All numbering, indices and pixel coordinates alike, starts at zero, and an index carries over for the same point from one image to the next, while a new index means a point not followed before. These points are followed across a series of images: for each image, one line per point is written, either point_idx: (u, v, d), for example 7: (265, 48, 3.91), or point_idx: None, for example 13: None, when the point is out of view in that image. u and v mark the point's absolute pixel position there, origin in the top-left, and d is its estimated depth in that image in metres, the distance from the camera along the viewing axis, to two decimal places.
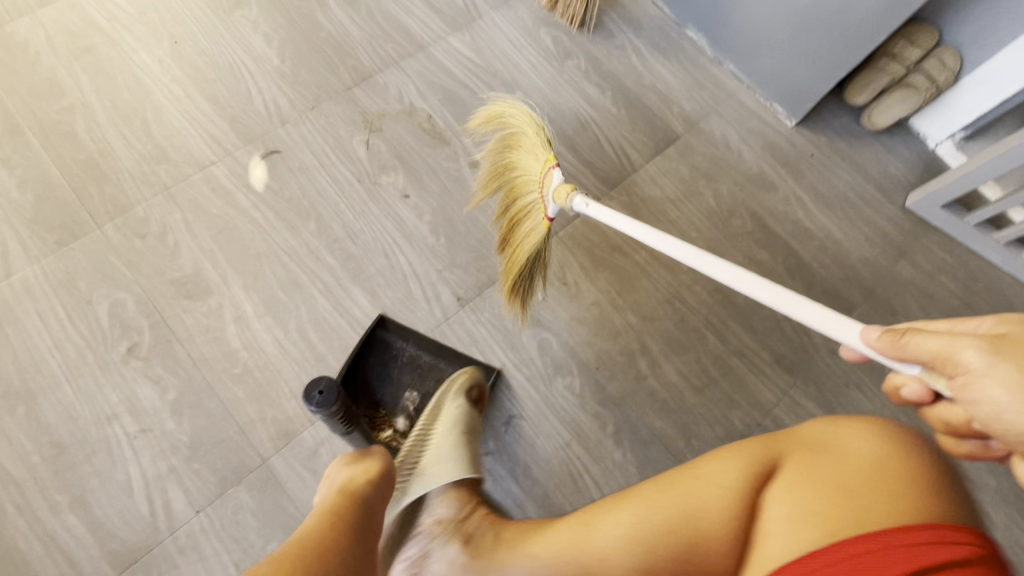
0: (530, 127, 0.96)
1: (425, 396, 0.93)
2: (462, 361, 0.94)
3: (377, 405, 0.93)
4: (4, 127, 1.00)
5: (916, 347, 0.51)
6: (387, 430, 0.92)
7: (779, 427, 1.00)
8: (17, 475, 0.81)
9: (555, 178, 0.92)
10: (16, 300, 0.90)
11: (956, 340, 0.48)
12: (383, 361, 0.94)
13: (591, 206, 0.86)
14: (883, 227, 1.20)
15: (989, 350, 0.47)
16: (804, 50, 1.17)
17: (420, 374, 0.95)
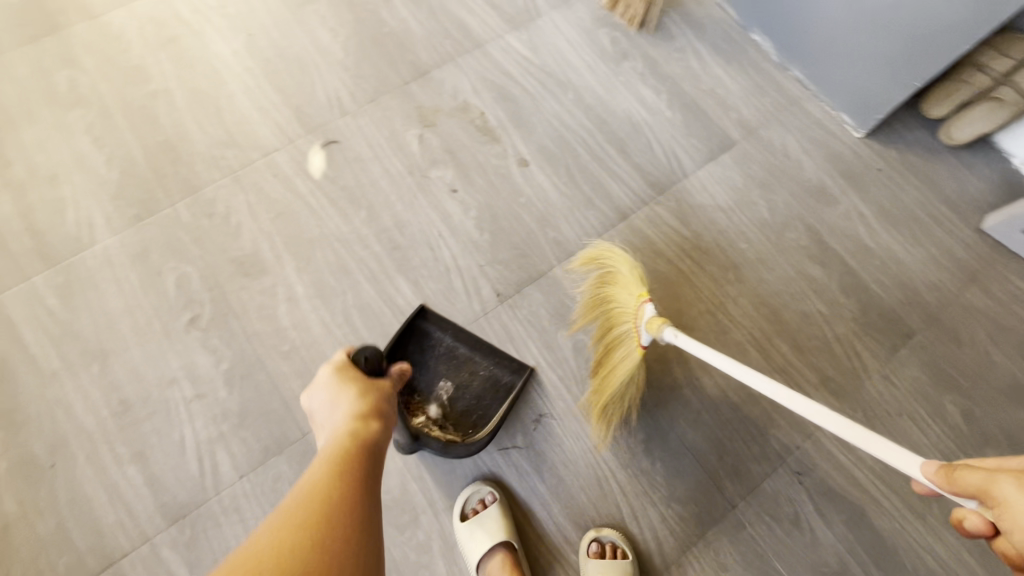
0: (625, 265, 0.93)
1: (460, 386, 0.94)
2: (500, 357, 0.95)
3: (410, 392, 0.94)
4: (97, 108, 1.09)
5: (966, 484, 0.48)
6: (420, 417, 0.93)
7: (820, 452, 0.96)
8: (87, 426, 0.89)
9: (646, 312, 0.87)
10: (97, 267, 0.98)
11: (1002, 479, 0.45)
12: (420, 350, 0.95)
13: (680, 339, 0.82)
14: (955, 250, 1.12)
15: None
16: (876, 59, 1.11)
17: (456, 365, 0.95)
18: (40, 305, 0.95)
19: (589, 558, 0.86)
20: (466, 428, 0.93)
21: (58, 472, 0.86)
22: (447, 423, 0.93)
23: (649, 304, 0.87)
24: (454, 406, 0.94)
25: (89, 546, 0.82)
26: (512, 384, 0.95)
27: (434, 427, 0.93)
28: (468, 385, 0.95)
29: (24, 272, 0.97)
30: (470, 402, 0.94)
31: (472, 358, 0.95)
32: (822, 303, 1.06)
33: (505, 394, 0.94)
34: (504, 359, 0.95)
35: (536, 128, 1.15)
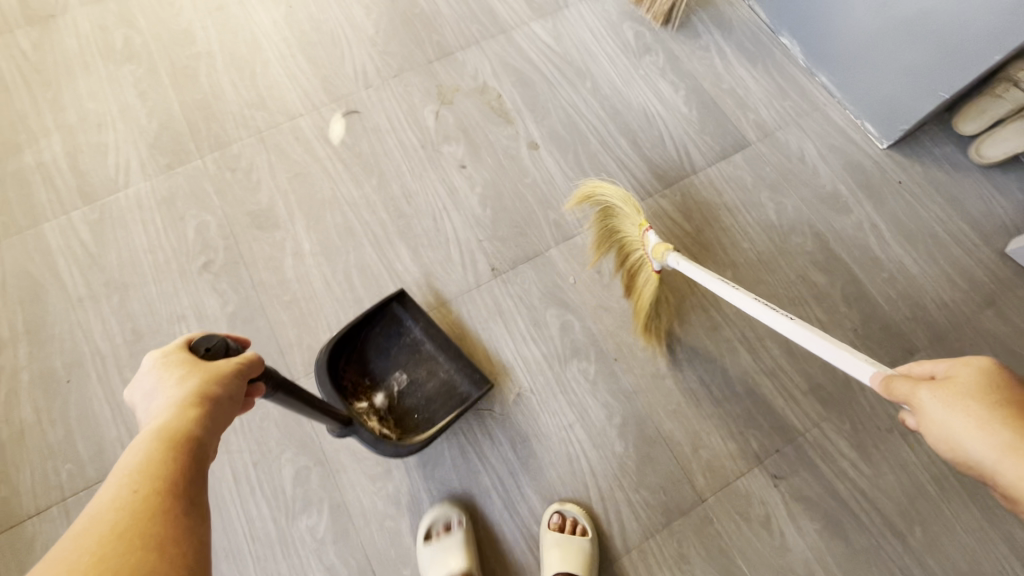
0: (618, 195, 0.96)
1: (412, 384, 0.96)
2: (462, 365, 0.95)
3: (365, 375, 0.97)
4: (145, 65, 1.18)
5: (895, 394, 0.57)
6: (363, 402, 0.95)
7: (801, 457, 0.94)
8: (102, 349, 0.96)
9: (650, 240, 0.92)
10: (128, 207, 1.06)
11: (921, 389, 0.55)
12: (387, 335, 0.98)
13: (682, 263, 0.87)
14: (972, 271, 1.08)
15: (944, 397, 0.53)
16: (903, 68, 1.08)
17: (417, 359, 0.98)
18: (74, 236, 1.04)
19: (549, 529, 0.87)
20: (405, 427, 0.94)
21: (72, 387, 0.94)
22: (388, 416, 0.95)
23: (649, 232, 0.91)
24: (401, 401, 0.96)
25: (90, 457, 0.90)
26: (463, 394, 0.94)
27: (374, 416, 0.95)
28: (421, 384, 0.96)
29: (64, 206, 1.06)
30: (420, 401, 0.96)
31: (435, 358, 0.97)
32: (821, 310, 1.04)
33: (453, 404, 0.94)
34: (465, 369, 0.95)
35: (550, 113, 1.18)
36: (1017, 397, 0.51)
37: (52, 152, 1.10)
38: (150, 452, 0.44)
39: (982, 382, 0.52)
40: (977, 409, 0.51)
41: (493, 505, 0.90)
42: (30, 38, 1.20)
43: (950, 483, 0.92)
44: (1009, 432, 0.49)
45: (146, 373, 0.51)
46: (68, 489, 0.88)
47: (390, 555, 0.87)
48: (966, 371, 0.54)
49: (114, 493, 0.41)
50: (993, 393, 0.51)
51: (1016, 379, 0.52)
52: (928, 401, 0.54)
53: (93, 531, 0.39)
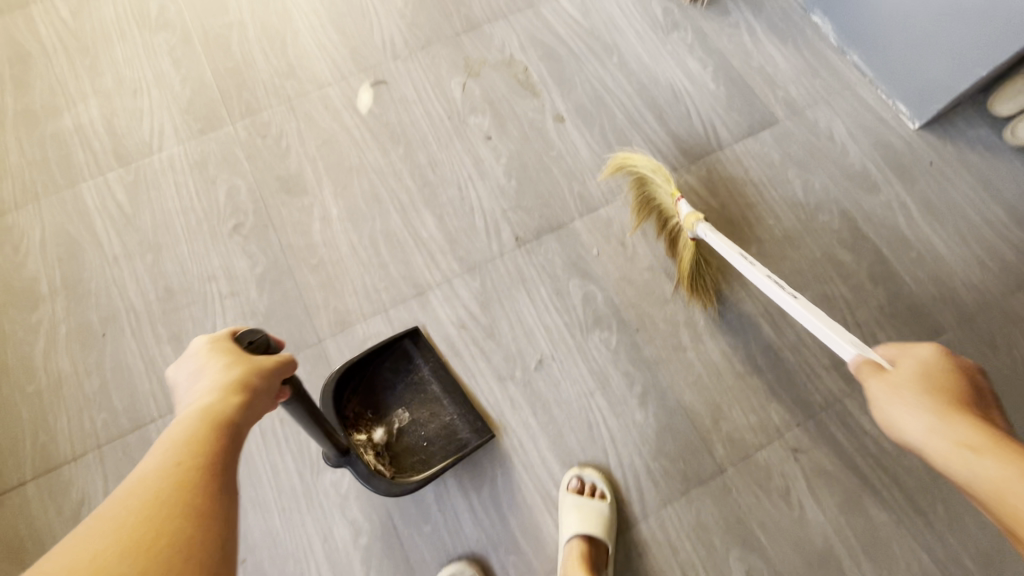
0: (650, 165, 1.02)
1: (413, 422, 0.95)
2: (466, 411, 0.95)
3: (368, 408, 0.95)
4: (179, 34, 1.20)
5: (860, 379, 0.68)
6: (362, 435, 0.93)
7: (822, 432, 0.94)
8: (136, 305, 0.99)
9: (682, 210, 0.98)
10: (162, 170, 1.09)
11: (873, 378, 0.66)
12: (396, 370, 0.97)
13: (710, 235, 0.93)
14: (1005, 253, 1.06)
15: (886, 385, 0.64)
16: (938, 45, 1.06)
17: (421, 398, 0.97)
18: (111, 197, 1.07)
19: (567, 491, 0.88)
20: (399, 467, 0.92)
21: (107, 340, 0.97)
22: (384, 453, 0.93)
23: (682, 201, 0.97)
24: (400, 438, 0.94)
25: (125, 408, 0.93)
26: (462, 440, 0.93)
27: (370, 449, 0.93)
28: (422, 423, 0.95)
29: (101, 168, 1.09)
30: (419, 442, 0.94)
31: (440, 401, 0.96)
32: (847, 288, 1.03)
33: (450, 449, 0.92)
34: (468, 416, 0.94)
35: (577, 87, 1.18)
36: (946, 388, 0.60)
37: (89, 116, 1.13)
38: (194, 428, 0.45)
39: (919, 373, 0.63)
40: (908, 395, 0.61)
41: (513, 467, 0.91)
42: (69, 5, 1.23)
43: None
44: (924, 412, 0.58)
45: (191, 354, 0.53)
46: (103, 437, 0.91)
47: (411, 512, 0.89)
48: (913, 364, 0.64)
49: (160, 462, 0.43)
50: (926, 383, 0.61)
51: (953, 375, 0.62)
52: (875, 390, 0.65)
53: (138, 496, 0.40)
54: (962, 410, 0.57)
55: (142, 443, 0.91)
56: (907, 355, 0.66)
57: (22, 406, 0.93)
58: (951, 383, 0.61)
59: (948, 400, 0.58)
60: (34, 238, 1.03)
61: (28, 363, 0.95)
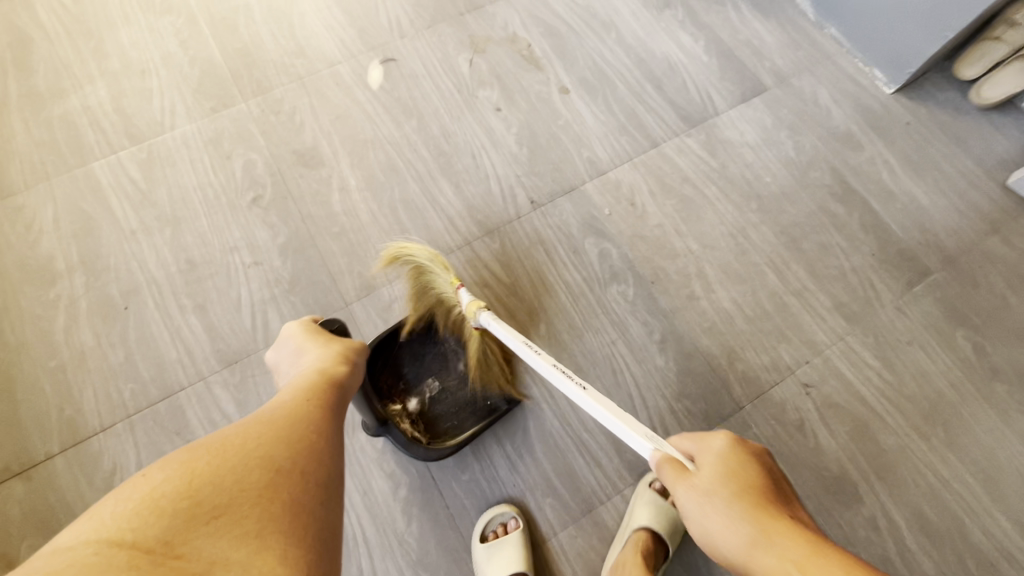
0: (423, 252, 0.92)
1: (443, 392, 0.95)
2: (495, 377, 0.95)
3: (400, 379, 0.95)
4: (184, 16, 1.21)
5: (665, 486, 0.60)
6: (397, 405, 0.93)
7: (829, 368, 1.00)
8: (158, 278, 0.99)
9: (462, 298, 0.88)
10: (175, 147, 1.09)
11: (677, 482, 0.58)
12: (423, 342, 0.97)
13: (492, 323, 0.85)
14: (979, 202, 1.15)
15: (691, 494, 0.57)
16: (909, 13, 1.15)
17: (450, 367, 0.97)
18: (124, 175, 1.07)
19: (645, 487, 0.89)
20: (434, 434, 0.92)
21: (130, 314, 0.97)
22: (419, 422, 0.93)
23: (463, 289, 0.88)
24: (433, 406, 0.94)
25: (153, 377, 0.93)
26: (494, 405, 0.93)
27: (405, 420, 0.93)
28: (453, 392, 0.95)
29: (112, 146, 1.09)
30: (451, 409, 0.94)
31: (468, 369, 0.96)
32: (842, 237, 1.10)
33: (483, 413, 0.93)
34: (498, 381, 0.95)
35: (578, 61, 1.23)
36: (742, 476, 0.56)
37: (96, 97, 1.13)
38: (314, 380, 0.62)
39: (722, 473, 0.57)
40: (716, 498, 0.55)
41: (543, 414, 0.95)
42: None
43: (966, 388, 0.99)
44: (736, 526, 0.53)
45: (292, 338, 0.71)
46: (132, 407, 0.91)
47: (447, 462, 0.91)
48: (710, 457, 0.59)
49: (289, 397, 0.58)
50: (729, 482, 0.56)
51: (743, 455, 0.59)
52: (682, 496, 0.57)
53: (279, 411, 0.55)
54: (768, 511, 0.53)
55: (173, 411, 0.91)
56: (703, 445, 0.61)
57: (46, 380, 0.92)
58: (752, 476, 0.57)
59: (754, 504, 0.54)
60: (47, 217, 1.03)
61: (49, 338, 0.94)
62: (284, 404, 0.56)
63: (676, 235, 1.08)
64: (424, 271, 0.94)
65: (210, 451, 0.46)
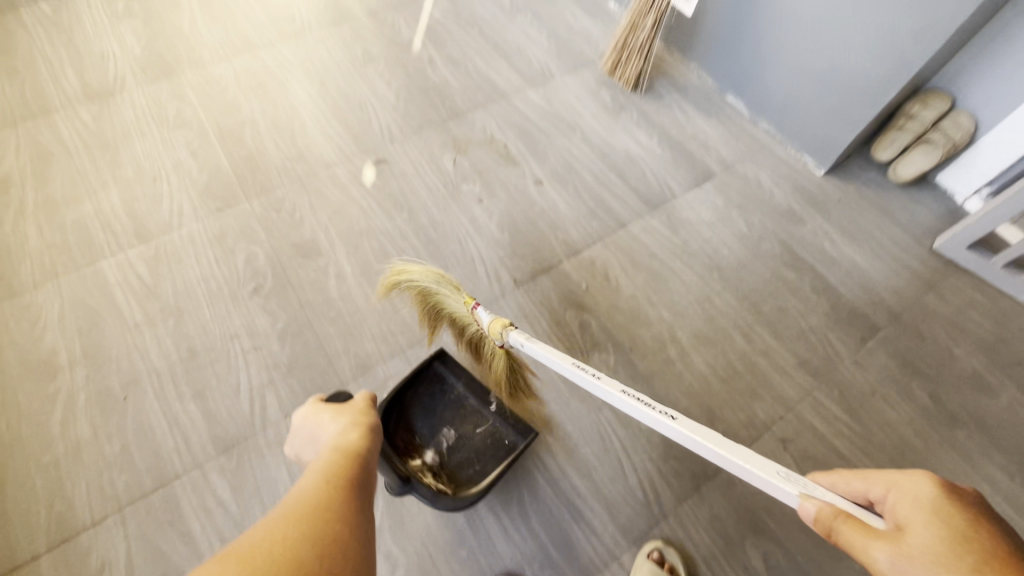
0: (429, 276, 0.98)
1: (460, 438, 0.97)
2: (508, 416, 0.98)
3: (415, 434, 0.97)
4: (196, 130, 1.36)
5: (848, 545, 0.51)
6: (416, 460, 0.95)
7: (802, 422, 1.06)
8: (159, 368, 1.03)
9: (482, 319, 0.93)
10: (182, 244, 1.18)
11: (876, 541, 0.49)
12: (431, 394, 1.00)
13: (524, 343, 0.87)
14: (912, 264, 1.29)
15: (900, 555, 0.47)
16: (826, 110, 1.36)
17: (462, 413, 0.99)
18: (131, 271, 1.13)
19: (645, 559, 0.90)
20: (457, 482, 0.93)
21: (129, 404, 0.99)
22: (441, 472, 0.95)
23: (480, 311, 0.92)
24: (452, 455, 0.96)
25: (148, 467, 0.93)
26: (511, 443, 0.95)
27: (428, 473, 0.94)
28: (469, 438, 0.97)
29: (122, 246, 1.16)
30: (469, 455, 0.96)
31: (480, 413, 0.99)
32: (797, 300, 1.22)
33: (502, 453, 0.95)
34: (511, 420, 0.98)
35: (550, 157, 1.40)
36: (966, 530, 0.48)
37: (110, 202, 1.22)
38: (338, 456, 0.63)
39: (935, 528, 0.48)
40: (939, 558, 0.46)
41: (537, 483, 0.97)
42: (91, 111, 1.37)
43: (930, 435, 1.06)
44: None
45: (309, 423, 0.74)
46: (125, 499, 0.91)
47: (444, 537, 0.92)
48: (915, 510, 0.50)
49: (309, 481, 0.58)
50: (953, 545, 0.47)
51: (955, 501, 0.50)
52: (884, 564, 0.48)
53: (301, 499, 0.54)
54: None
55: (167, 501, 0.91)
56: (901, 492, 0.53)
57: (38, 476, 0.92)
58: (978, 538, 0.48)
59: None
60: (53, 313, 1.07)
61: (44, 432, 0.95)
62: (304, 491, 0.55)
63: (648, 305, 1.18)
64: (431, 292, 1.00)
65: (236, 558, 0.45)
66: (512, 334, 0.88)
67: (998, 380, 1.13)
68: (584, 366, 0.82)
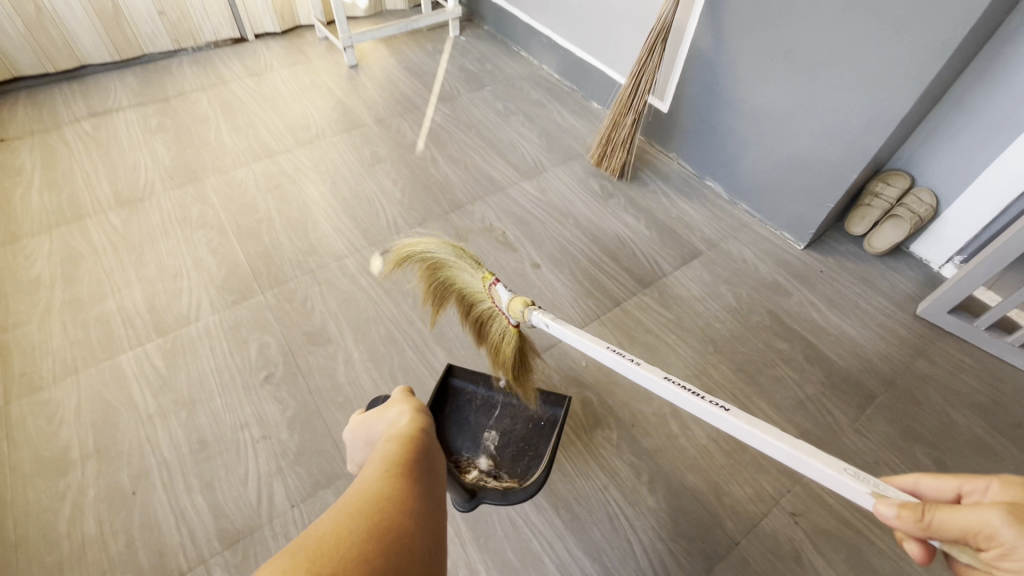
0: (447, 247, 0.99)
1: (504, 435, 0.98)
2: (535, 395, 1.02)
3: (458, 450, 0.96)
4: (216, 230, 1.47)
5: (956, 523, 0.47)
6: (472, 473, 0.93)
7: (810, 493, 1.06)
8: (169, 460, 1.04)
9: (505, 298, 0.93)
10: (198, 337, 1.23)
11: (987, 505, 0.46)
12: (460, 408, 1.01)
13: (550, 323, 0.86)
14: (899, 331, 1.34)
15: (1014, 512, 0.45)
16: (797, 192, 1.47)
17: (494, 414, 1.01)
18: (149, 364, 1.18)
19: None
20: (519, 474, 0.94)
21: (137, 499, 0.99)
22: (500, 472, 0.94)
23: (502, 287, 0.92)
24: (503, 453, 0.96)
25: (152, 566, 0.92)
26: (551, 418, 0.99)
27: (488, 478, 0.93)
28: (511, 430, 0.99)
29: (141, 340, 1.22)
30: (518, 445, 0.97)
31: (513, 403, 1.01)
32: (791, 370, 1.25)
33: (547, 430, 0.98)
34: (541, 398, 1.01)
35: (546, 242, 1.50)
36: None
37: (132, 299, 1.30)
38: (393, 445, 0.60)
39: None
40: None
41: (547, 569, 0.95)
42: (121, 216, 1.49)
43: None
44: None
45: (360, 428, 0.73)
46: None
47: None
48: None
49: (370, 469, 0.54)
50: None
51: None
52: (997, 524, 0.45)
53: (363, 488, 0.49)
54: None
55: None
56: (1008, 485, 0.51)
57: None
58: None
59: None
60: (69, 409, 1.11)
61: (51, 531, 0.95)
62: (367, 478, 0.52)
63: None
64: (444, 265, 1.01)
65: (305, 552, 0.40)
66: (535, 310, 0.89)
67: (1002, 444, 1.14)
68: (618, 350, 0.82)
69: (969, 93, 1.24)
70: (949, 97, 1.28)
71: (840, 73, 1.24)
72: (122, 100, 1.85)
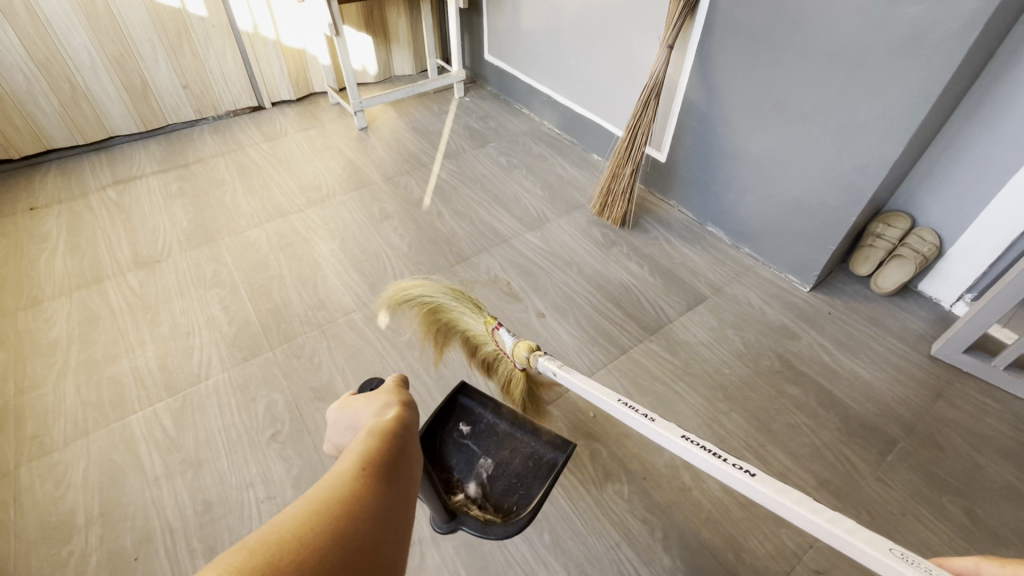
0: (448, 295, 1.20)
1: (500, 465, 0.92)
2: (539, 435, 0.97)
3: (452, 468, 0.91)
4: (229, 289, 1.51)
5: None
6: (459, 495, 0.88)
7: (834, 549, 1.01)
8: (172, 523, 1.03)
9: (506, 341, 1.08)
10: (206, 395, 1.25)
11: None
12: (461, 426, 0.96)
13: (557, 371, 0.95)
14: (915, 372, 1.31)
15: None
16: (799, 235, 1.49)
17: (496, 441, 0.95)
18: (157, 424, 1.19)
19: None
20: (505, 509, 0.87)
21: (139, 565, 0.98)
22: (487, 503, 0.88)
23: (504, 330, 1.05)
24: (494, 484, 0.90)
25: None
26: (551, 461, 0.93)
27: (473, 506, 0.87)
28: (508, 462, 0.92)
29: (151, 400, 1.23)
30: (511, 480, 0.91)
31: (518, 434, 0.96)
32: (807, 417, 1.22)
33: (544, 472, 0.91)
34: (544, 437, 0.96)
35: (550, 291, 1.51)
36: None
37: (145, 358, 1.32)
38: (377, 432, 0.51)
39: None
40: None
41: None
42: (139, 277, 1.54)
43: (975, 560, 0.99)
44: None
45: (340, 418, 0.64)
46: None
47: None
48: None
49: (345, 463, 0.44)
50: None
51: None
52: None
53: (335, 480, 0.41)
54: None
55: None
56: None
57: None
58: None
59: None
60: (77, 471, 1.11)
61: None
62: (341, 472, 0.42)
63: None
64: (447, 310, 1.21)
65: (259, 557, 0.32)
66: (540, 358, 0.99)
67: None
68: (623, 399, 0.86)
69: (959, 137, 1.27)
70: (940, 139, 1.30)
71: (830, 121, 1.28)
72: (145, 167, 1.96)
